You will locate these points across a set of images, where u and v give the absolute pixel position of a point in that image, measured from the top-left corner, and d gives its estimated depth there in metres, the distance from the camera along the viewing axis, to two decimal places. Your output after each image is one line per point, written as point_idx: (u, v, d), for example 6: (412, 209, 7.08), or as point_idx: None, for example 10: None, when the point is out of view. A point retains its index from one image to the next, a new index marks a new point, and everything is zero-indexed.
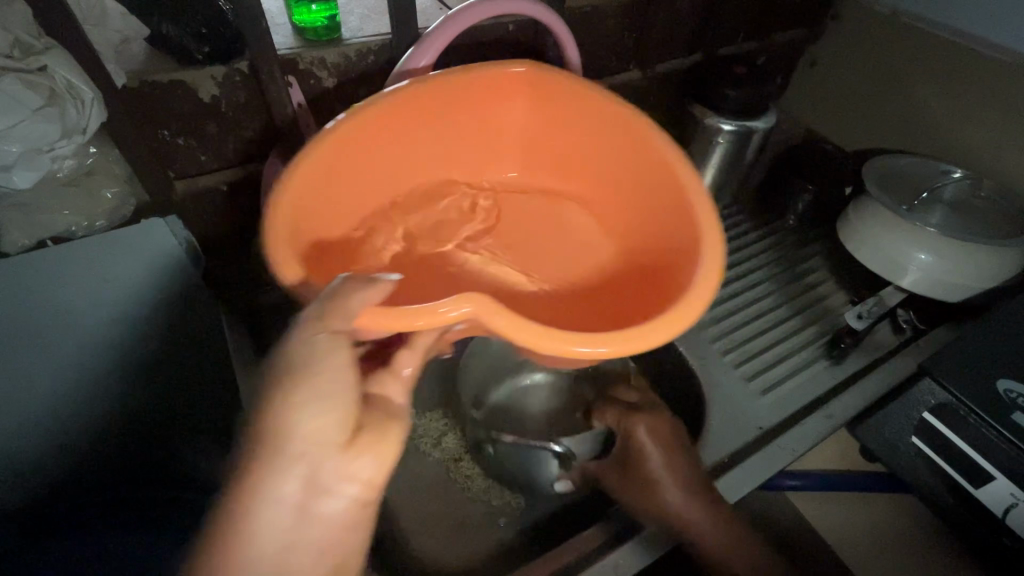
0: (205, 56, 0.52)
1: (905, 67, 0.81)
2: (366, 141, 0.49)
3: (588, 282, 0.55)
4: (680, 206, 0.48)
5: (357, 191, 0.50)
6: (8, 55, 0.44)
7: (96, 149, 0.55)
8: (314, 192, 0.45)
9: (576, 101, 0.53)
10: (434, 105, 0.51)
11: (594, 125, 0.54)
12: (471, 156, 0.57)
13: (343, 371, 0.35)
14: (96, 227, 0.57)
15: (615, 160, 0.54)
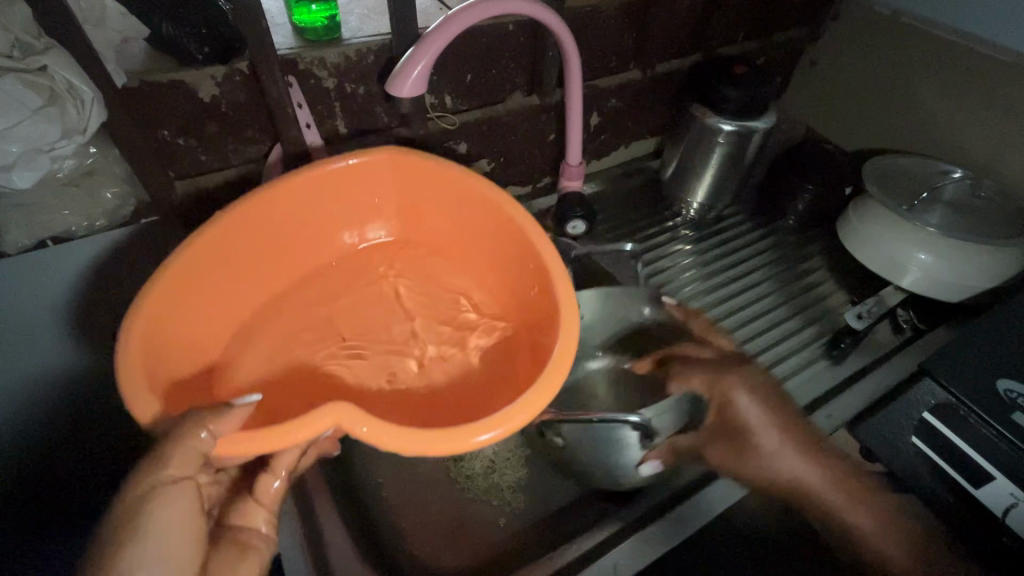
0: (205, 55, 0.51)
1: (906, 66, 0.81)
2: (232, 238, 0.54)
3: (489, 359, 0.58)
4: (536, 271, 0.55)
5: (216, 291, 0.54)
6: (7, 56, 0.45)
7: (96, 149, 0.55)
8: (196, 277, 0.51)
9: (434, 180, 0.61)
10: (295, 200, 0.57)
11: (454, 198, 0.61)
12: (325, 239, 0.63)
13: (181, 519, 0.38)
14: (96, 227, 0.56)
15: (479, 231, 0.61)
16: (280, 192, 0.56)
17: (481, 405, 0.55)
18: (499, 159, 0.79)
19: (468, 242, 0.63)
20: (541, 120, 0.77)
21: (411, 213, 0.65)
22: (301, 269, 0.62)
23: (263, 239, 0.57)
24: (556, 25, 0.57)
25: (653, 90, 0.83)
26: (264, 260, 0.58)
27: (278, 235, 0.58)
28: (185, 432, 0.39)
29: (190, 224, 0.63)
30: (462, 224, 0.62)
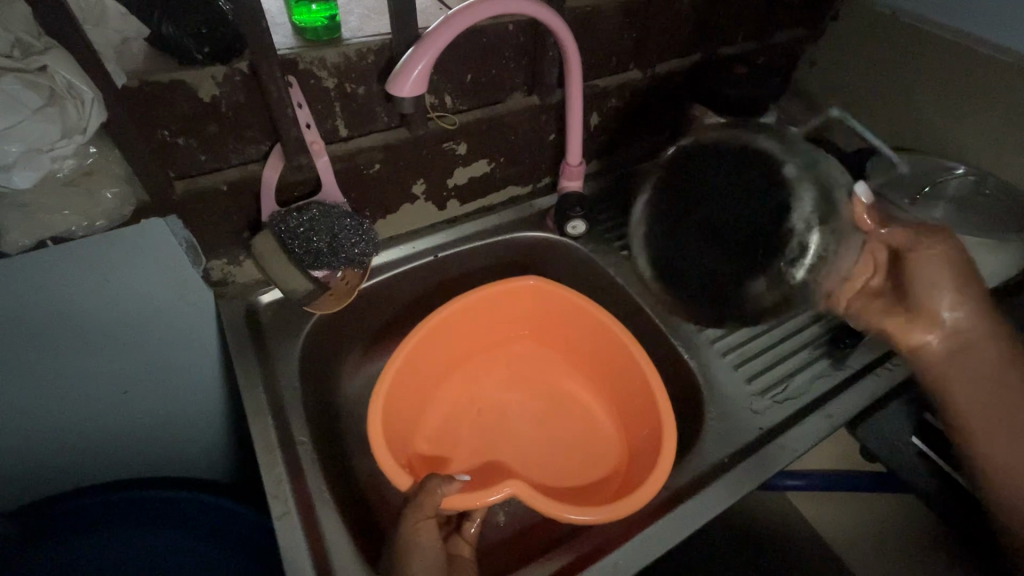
0: (205, 56, 0.52)
1: (904, 69, 0.81)
2: (427, 345, 0.71)
3: (574, 438, 0.73)
4: (637, 373, 0.68)
5: (413, 382, 0.71)
6: (8, 55, 0.45)
7: (96, 149, 0.54)
8: (397, 381, 0.67)
9: (555, 300, 0.76)
10: (461, 314, 0.74)
11: (580, 323, 0.75)
12: (483, 344, 0.79)
13: (434, 542, 0.54)
14: (96, 227, 0.57)
15: (598, 350, 0.74)
16: (457, 305, 0.72)
17: (583, 467, 0.70)
18: (499, 159, 0.79)
19: (593, 355, 0.76)
20: (542, 120, 0.77)
21: (543, 328, 0.80)
22: (460, 368, 0.78)
23: (442, 344, 0.73)
24: (555, 23, 0.58)
25: (653, 90, 0.83)
26: (442, 359, 0.75)
27: (454, 344, 0.76)
28: (439, 484, 0.55)
29: (191, 225, 0.63)
30: (586, 340, 0.76)
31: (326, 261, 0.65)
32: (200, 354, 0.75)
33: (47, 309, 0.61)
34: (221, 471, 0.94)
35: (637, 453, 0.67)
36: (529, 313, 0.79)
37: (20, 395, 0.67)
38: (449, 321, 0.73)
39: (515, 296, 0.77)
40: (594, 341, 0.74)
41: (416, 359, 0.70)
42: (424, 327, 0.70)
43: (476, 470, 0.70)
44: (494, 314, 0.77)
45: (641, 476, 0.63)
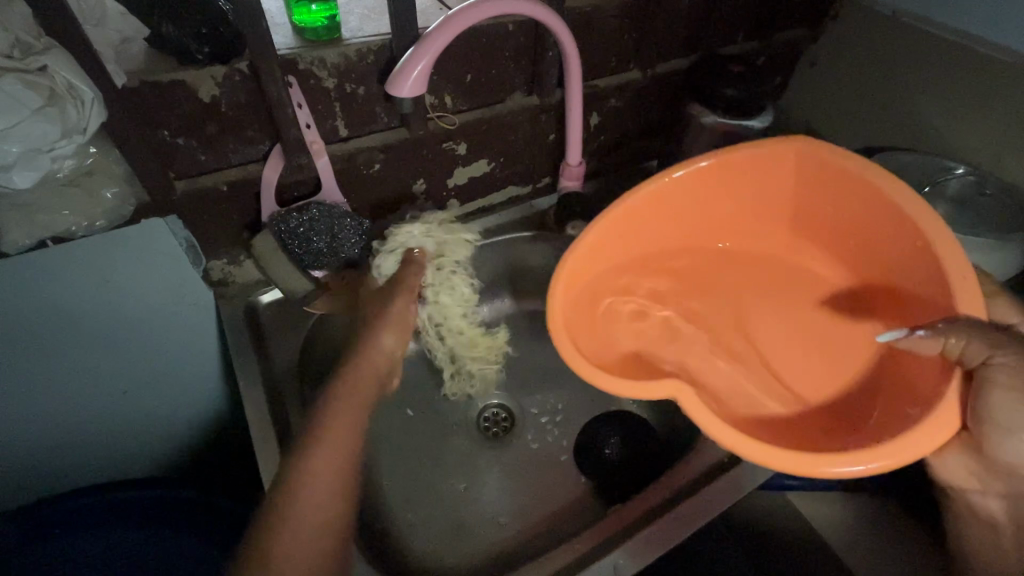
0: (206, 56, 0.52)
1: (905, 67, 0.81)
2: (648, 213, 0.58)
3: (804, 343, 0.59)
4: (907, 268, 0.52)
5: (626, 242, 0.59)
6: (7, 56, 0.45)
7: (96, 149, 0.55)
8: (620, 235, 0.58)
9: (838, 179, 0.55)
10: (697, 185, 0.58)
11: (883, 211, 0.52)
12: (722, 227, 0.63)
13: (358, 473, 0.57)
14: (96, 227, 0.57)
15: (901, 250, 0.52)
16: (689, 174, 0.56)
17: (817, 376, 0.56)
18: (499, 159, 0.79)
19: (867, 257, 0.56)
20: (542, 120, 0.77)
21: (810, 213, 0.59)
22: (676, 252, 0.63)
23: (664, 219, 0.59)
24: (555, 25, 0.57)
25: (654, 91, 0.83)
26: (658, 241, 0.61)
27: (674, 220, 0.60)
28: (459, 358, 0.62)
29: (190, 225, 0.63)
30: (864, 238, 0.55)
31: (326, 261, 0.65)
32: (201, 353, 0.75)
33: (51, 312, 0.61)
34: (220, 471, 0.94)
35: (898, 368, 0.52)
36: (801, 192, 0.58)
37: (25, 396, 0.68)
38: (688, 186, 0.57)
39: (778, 171, 0.58)
40: (894, 232, 0.52)
41: (640, 221, 0.58)
42: (655, 191, 0.56)
43: (654, 362, 0.56)
44: (738, 193, 0.60)
45: (891, 417, 0.48)
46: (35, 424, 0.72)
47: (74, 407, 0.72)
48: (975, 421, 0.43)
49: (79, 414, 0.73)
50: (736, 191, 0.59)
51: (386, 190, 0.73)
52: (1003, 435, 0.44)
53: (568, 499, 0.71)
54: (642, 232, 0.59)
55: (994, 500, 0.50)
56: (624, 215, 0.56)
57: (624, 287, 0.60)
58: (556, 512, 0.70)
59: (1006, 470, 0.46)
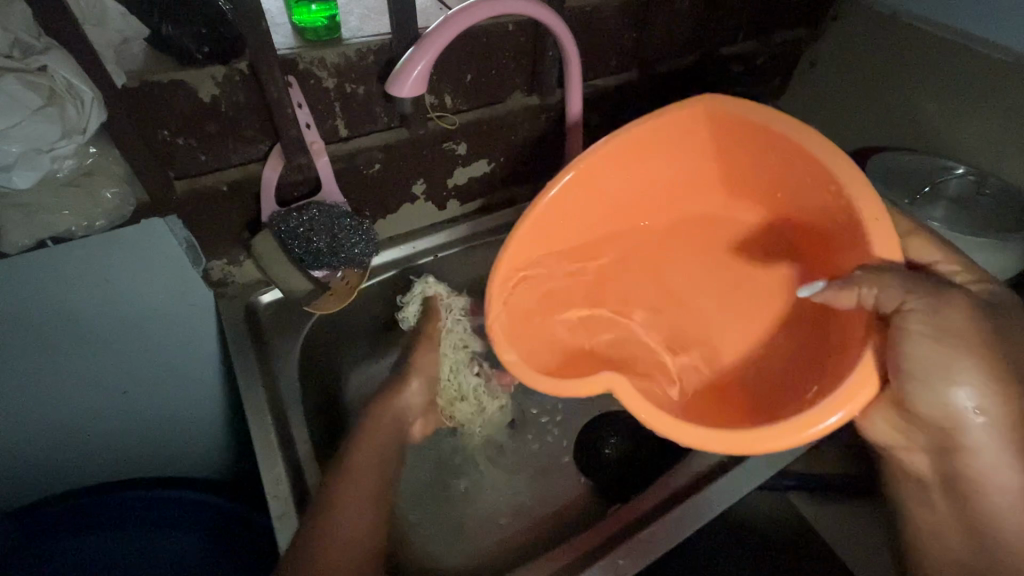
0: (205, 56, 0.52)
1: (904, 67, 0.81)
2: (570, 203, 0.53)
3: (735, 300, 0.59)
4: (827, 222, 0.49)
5: (556, 237, 0.55)
6: (8, 56, 0.45)
7: (96, 149, 0.55)
8: (546, 231, 0.53)
9: (750, 134, 0.50)
10: (617, 163, 0.52)
11: (798, 161, 0.49)
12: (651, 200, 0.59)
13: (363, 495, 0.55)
14: (96, 227, 0.56)
15: (815, 199, 0.49)
16: (610, 154, 0.51)
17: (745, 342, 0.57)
18: (499, 159, 0.79)
19: (787, 207, 0.54)
20: (542, 121, 0.77)
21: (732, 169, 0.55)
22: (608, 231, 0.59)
23: (588, 205, 0.55)
24: (556, 25, 0.57)
25: (654, 91, 0.83)
26: (586, 228, 0.57)
27: (602, 204, 0.56)
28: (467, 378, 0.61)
29: (189, 225, 0.63)
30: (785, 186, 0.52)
31: (326, 261, 0.66)
32: (201, 353, 0.75)
33: (50, 311, 0.61)
34: (220, 471, 0.94)
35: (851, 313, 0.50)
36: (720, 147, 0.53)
37: (24, 396, 0.68)
38: (607, 168, 0.52)
39: (693, 134, 0.52)
40: (811, 177, 0.48)
41: (566, 213, 0.54)
42: (576, 178, 0.52)
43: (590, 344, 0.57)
44: (662, 165, 0.55)
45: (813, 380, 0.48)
46: (34, 424, 0.71)
47: (74, 407, 0.72)
48: (895, 377, 0.42)
49: (78, 414, 0.73)
50: (660, 165, 0.54)
51: (387, 191, 0.73)
52: (917, 385, 0.43)
53: (568, 499, 0.71)
54: (570, 223, 0.55)
55: (921, 455, 0.48)
56: (547, 212, 0.52)
57: (559, 279, 0.57)
58: (556, 512, 0.70)
59: (932, 424, 0.45)
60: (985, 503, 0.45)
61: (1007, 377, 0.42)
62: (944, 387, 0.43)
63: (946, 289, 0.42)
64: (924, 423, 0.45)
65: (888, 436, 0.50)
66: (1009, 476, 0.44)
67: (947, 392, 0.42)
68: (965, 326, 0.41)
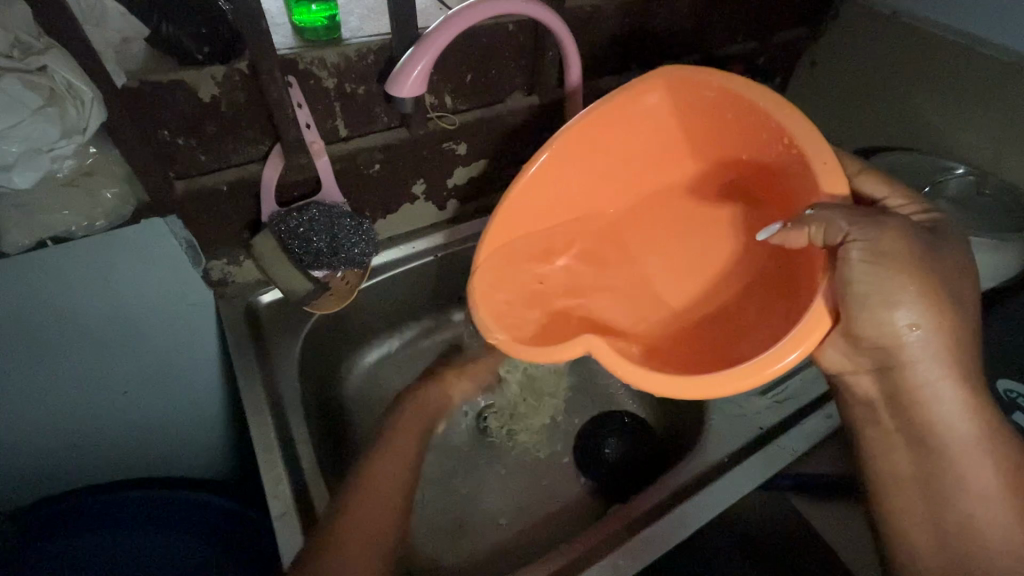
0: (206, 56, 0.52)
1: (903, 67, 0.81)
2: (551, 176, 0.55)
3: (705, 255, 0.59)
4: (781, 172, 0.50)
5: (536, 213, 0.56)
6: (8, 55, 0.45)
7: (96, 149, 0.55)
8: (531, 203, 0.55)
9: (708, 98, 0.51)
10: (590, 136, 0.53)
11: (749, 119, 0.50)
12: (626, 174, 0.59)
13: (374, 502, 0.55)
14: (96, 227, 0.57)
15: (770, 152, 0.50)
16: (583, 125, 0.53)
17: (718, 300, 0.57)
18: (499, 159, 0.79)
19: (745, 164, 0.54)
20: (542, 120, 0.77)
21: (699, 134, 0.56)
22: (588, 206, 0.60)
23: (569, 179, 0.56)
24: (555, 24, 0.57)
25: None
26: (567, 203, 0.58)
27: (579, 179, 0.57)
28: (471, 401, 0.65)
29: (190, 225, 0.63)
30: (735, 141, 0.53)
31: (326, 261, 0.65)
32: (201, 353, 0.75)
33: (47, 312, 0.61)
34: (221, 471, 0.94)
35: (793, 259, 0.51)
36: (673, 114, 0.54)
37: (23, 396, 0.68)
38: (582, 143, 0.54)
39: (656, 102, 0.53)
40: (765, 134, 0.49)
41: (543, 187, 0.55)
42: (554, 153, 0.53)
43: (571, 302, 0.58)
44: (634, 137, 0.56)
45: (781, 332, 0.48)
46: (34, 425, 0.71)
47: (74, 407, 0.72)
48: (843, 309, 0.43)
49: (77, 414, 0.73)
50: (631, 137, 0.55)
51: (387, 190, 0.73)
52: (867, 311, 0.43)
53: (569, 499, 0.71)
54: (551, 200, 0.57)
55: (864, 378, 0.50)
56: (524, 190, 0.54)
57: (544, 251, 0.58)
58: (555, 512, 0.70)
59: (876, 348, 0.46)
60: (926, 417, 0.47)
61: (943, 299, 0.44)
62: (890, 313, 0.44)
63: (881, 217, 0.43)
64: (872, 351, 0.47)
65: (839, 363, 0.50)
66: (940, 385, 0.46)
67: (892, 316, 0.44)
68: (901, 249, 0.43)
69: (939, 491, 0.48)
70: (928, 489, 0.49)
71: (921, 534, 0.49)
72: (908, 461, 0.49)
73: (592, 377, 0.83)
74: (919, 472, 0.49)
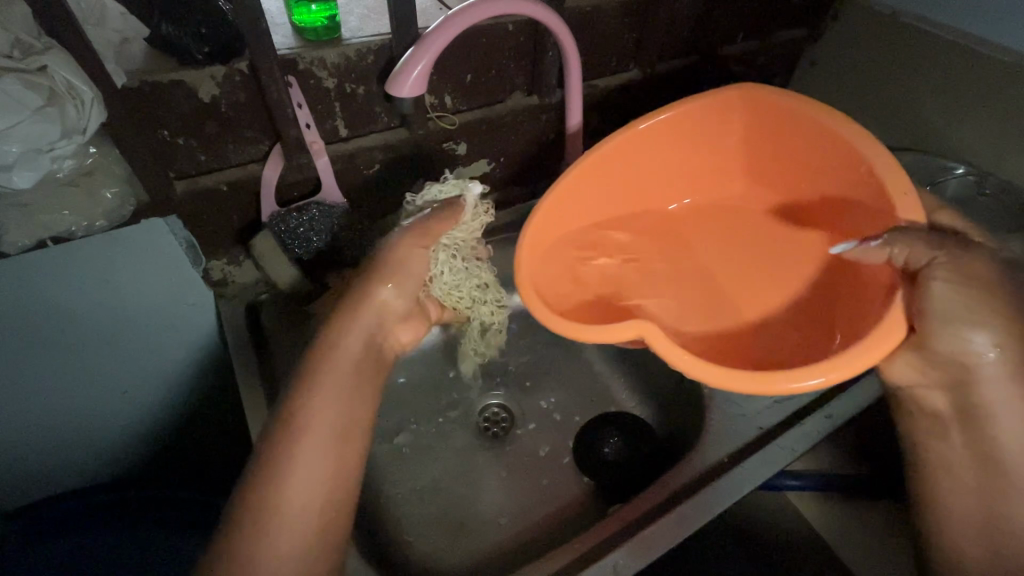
0: (205, 56, 0.52)
1: (904, 67, 0.81)
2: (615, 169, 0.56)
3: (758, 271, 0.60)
4: (845, 190, 0.53)
5: (593, 205, 0.58)
6: (8, 56, 0.45)
7: (96, 149, 0.56)
8: (592, 195, 0.56)
9: (783, 123, 0.55)
10: (656, 140, 0.56)
11: (817, 140, 0.53)
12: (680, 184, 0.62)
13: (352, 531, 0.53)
14: (96, 227, 0.57)
15: (835, 174, 0.53)
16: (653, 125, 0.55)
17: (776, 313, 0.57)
18: (499, 159, 0.79)
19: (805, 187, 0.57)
20: (542, 120, 0.77)
21: (762, 157, 0.59)
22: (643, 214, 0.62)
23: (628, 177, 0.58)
24: (556, 25, 0.57)
25: (654, 91, 0.83)
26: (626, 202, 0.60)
27: (641, 183, 0.59)
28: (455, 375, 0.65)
29: (190, 225, 0.63)
30: (803, 164, 0.56)
31: (326, 261, 0.66)
32: (202, 353, 0.75)
33: (47, 313, 0.61)
34: (221, 471, 0.94)
35: (847, 280, 0.54)
36: (745, 133, 0.58)
37: (23, 396, 0.68)
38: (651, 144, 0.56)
39: (728, 118, 0.57)
40: (834, 157, 0.52)
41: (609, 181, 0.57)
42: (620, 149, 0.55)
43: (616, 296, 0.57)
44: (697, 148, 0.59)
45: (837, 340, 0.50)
46: (34, 425, 0.71)
47: (75, 407, 0.72)
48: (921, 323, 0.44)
49: (77, 415, 0.73)
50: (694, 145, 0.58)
51: (387, 189, 0.72)
52: (948, 331, 0.43)
53: (569, 498, 0.71)
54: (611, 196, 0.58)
55: (933, 397, 0.48)
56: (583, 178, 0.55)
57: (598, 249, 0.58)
58: (554, 513, 0.70)
59: (950, 370, 0.45)
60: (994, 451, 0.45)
61: None
62: (970, 322, 0.43)
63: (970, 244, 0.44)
64: (948, 361, 0.45)
65: (910, 377, 0.47)
66: (1018, 418, 0.44)
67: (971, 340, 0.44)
68: (990, 278, 0.44)
69: (1002, 513, 0.45)
70: (992, 505, 0.46)
71: (973, 546, 0.46)
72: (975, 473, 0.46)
73: (593, 376, 0.83)
74: (985, 486, 0.46)
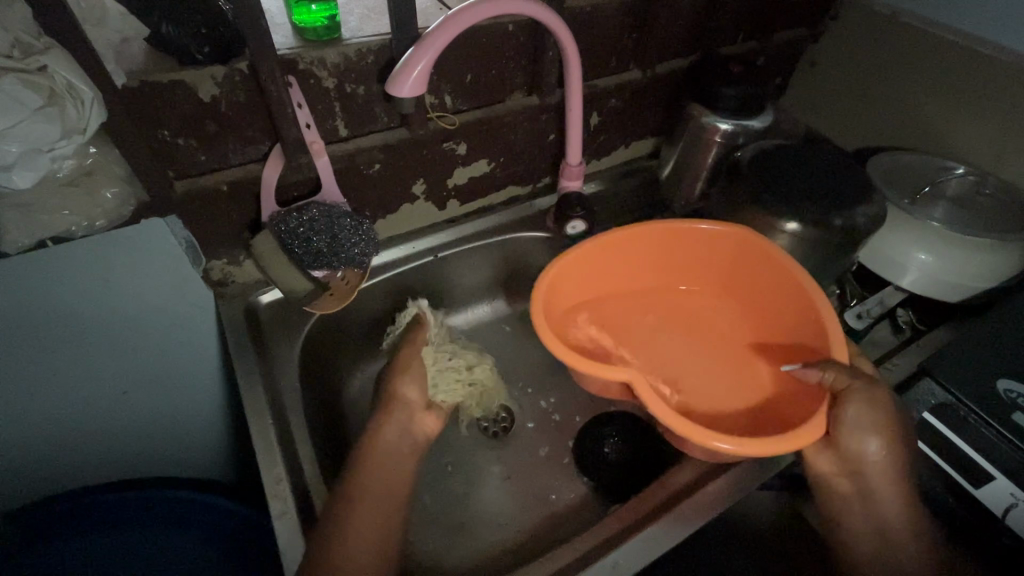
0: (205, 55, 0.52)
1: (904, 67, 0.81)
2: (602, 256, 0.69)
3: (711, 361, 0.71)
4: (797, 323, 0.64)
5: (581, 280, 0.69)
6: (7, 55, 0.45)
7: (96, 149, 0.54)
8: (578, 273, 0.68)
9: (762, 264, 0.66)
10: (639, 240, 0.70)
11: (782, 281, 0.65)
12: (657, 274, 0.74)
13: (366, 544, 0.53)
14: (96, 227, 0.57)
15: (793, 309, 0.64)
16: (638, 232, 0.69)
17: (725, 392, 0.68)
18: (499, 159, 0.79)
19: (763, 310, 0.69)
20: (541, 121, 0.77)
21: (737, 277, 0.71)
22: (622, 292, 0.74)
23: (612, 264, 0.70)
24: (555, 25, 0.57)
25: (654, 91, 0.83)
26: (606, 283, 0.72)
27: (622, 268, 0.72)
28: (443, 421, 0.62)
29: (190, 225, 0.63)
30: (765, 298, 0.68)
31: (326, 260, 0.65)
32: (202, 353, 0.75)
33: (48, 312, 0.61)
34: (222, 471, 0.94)
35: (790, 381, 0.65)
36: (728, 254, 0.70)
37: (24, 396, 0.68)
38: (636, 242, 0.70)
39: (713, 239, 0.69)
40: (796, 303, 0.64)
41: (596, 265, 0.69)
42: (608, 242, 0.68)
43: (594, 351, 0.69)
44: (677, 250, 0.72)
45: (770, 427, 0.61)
46: (35, 426, 0.71)
47: (76, 408, 0.72)
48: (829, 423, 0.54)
49: (78, 415, 0.73)
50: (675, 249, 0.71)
51: (387, 188, 0.72)
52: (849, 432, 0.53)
53: (570, 499, 0.71)
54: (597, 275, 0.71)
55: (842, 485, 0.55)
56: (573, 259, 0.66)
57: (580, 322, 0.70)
58: (555, 514, 0.70)
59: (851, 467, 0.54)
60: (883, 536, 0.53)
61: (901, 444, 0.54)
62: (869, 434, 0.53)
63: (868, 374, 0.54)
64: (849, 460, 0.54)
65: (825, 468, 0.55)
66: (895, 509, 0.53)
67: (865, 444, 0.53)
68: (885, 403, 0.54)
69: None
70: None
71: None
72: (873, 546, 0.54)
73: None
74: (881, 559, 0.53)
